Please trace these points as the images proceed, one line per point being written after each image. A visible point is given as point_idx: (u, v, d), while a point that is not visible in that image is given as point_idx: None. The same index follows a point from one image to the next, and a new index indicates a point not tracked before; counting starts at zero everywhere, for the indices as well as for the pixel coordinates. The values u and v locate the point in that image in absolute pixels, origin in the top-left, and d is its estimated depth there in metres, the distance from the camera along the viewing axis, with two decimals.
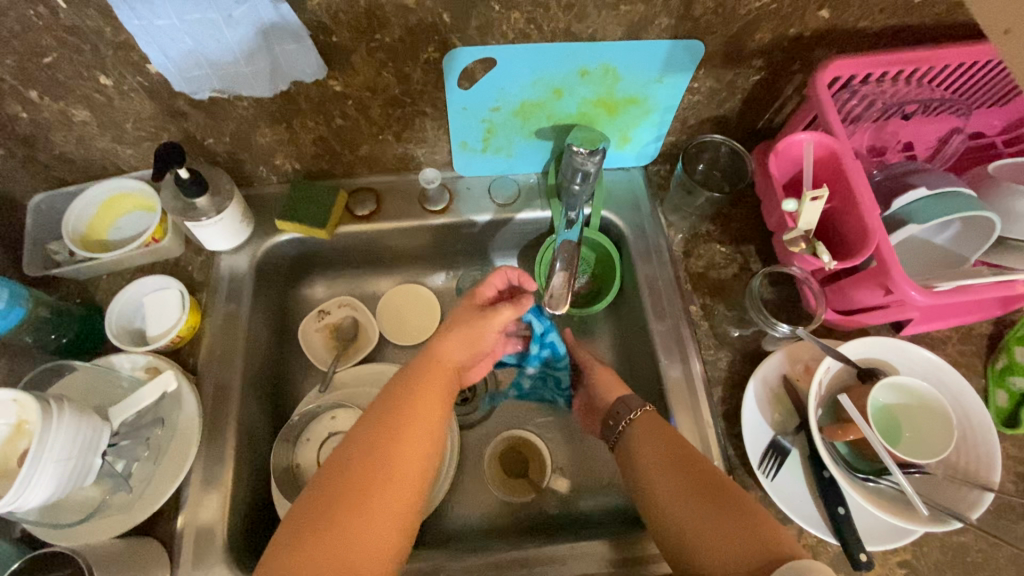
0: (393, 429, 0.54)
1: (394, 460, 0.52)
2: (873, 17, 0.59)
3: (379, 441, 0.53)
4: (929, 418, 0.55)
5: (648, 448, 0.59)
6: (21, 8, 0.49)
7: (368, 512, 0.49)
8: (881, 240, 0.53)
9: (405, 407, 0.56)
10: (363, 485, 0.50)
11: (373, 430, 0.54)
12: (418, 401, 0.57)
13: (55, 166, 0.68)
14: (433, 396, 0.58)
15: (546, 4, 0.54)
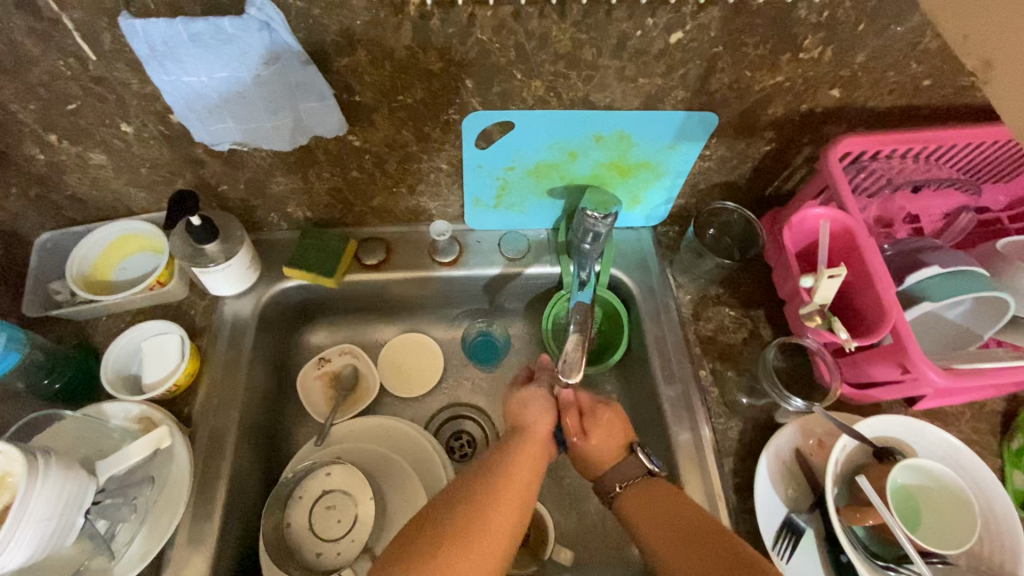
0: (498, 479, 0.55)
1: (495, 510, 0.52)
2: (881, 96, 0.61)
3: (479, 503, 0.53)
4: (952, 503, 0.53)
5: (646, 515, 0.56)
6: (51, 59, 0.49)
7: (466, 550, 0.49)
8: (898, 319, 0.52)
9: (511, 464, 0.57)
10: (455, 544, 0.49)
11: (478, 492, 0.54)
12: (520, 457, 0.58)
13: (65, 206, 0.68)
14: (526, 461, 0.58)
15: (567, 74, 0.56)
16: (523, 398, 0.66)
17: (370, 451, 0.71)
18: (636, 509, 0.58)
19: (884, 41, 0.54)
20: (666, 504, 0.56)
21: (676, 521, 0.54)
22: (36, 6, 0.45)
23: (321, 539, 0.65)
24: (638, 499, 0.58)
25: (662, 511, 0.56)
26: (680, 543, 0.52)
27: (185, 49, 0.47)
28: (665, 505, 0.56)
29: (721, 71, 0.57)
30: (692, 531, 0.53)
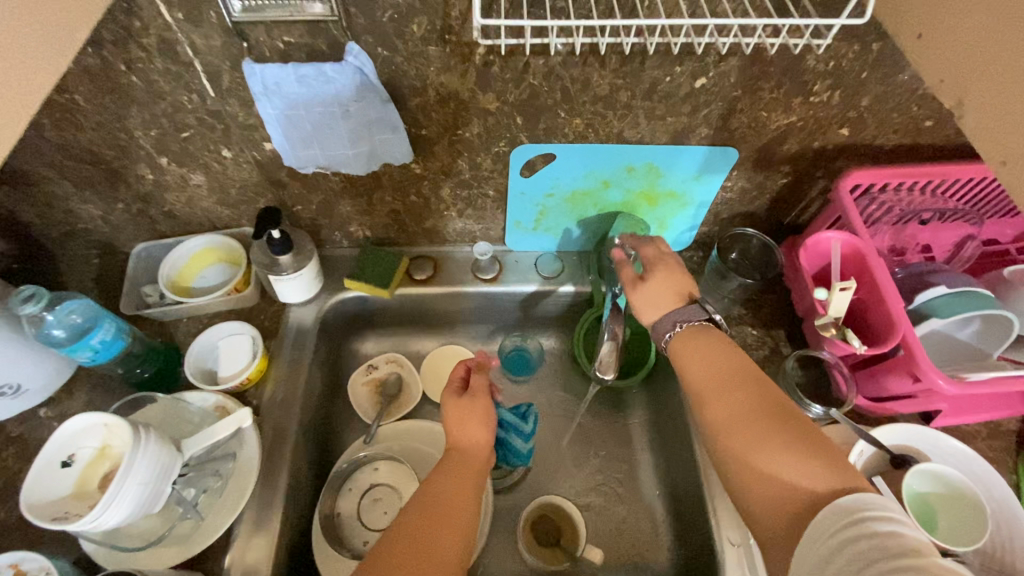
0: (430, 501, 0.54)
1: (441, 532, 0.51)
2: (888, 136, 0.68)
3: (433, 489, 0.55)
4: (964, 504, 0.57)
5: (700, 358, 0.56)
6: (178, 95, 0.60)
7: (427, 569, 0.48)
8: (907, 331, 0.57)
9: (437, 485, 0.56)
10: (416, 519, 0.52)
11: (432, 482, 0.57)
12: (442, 477, 0.57)
13: (160, 220, 0.78)
14: (457, 476, 0.57)
15: (605, 114, 0.64)
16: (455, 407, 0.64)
17: (412, 449, 0.77)
18: (691, 360, 0.56)
19: (887, 88, 0.62)
20: (710, 357, 0.55)
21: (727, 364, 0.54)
22: (176, 53, 0.55)
23: (369, 529, 0.71)
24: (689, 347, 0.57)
25: (707, 347, 0.56)
26: (724, 383, 0.53)
27: (291, 87, 0.57)
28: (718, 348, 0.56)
29: (741, 111, 0.65)
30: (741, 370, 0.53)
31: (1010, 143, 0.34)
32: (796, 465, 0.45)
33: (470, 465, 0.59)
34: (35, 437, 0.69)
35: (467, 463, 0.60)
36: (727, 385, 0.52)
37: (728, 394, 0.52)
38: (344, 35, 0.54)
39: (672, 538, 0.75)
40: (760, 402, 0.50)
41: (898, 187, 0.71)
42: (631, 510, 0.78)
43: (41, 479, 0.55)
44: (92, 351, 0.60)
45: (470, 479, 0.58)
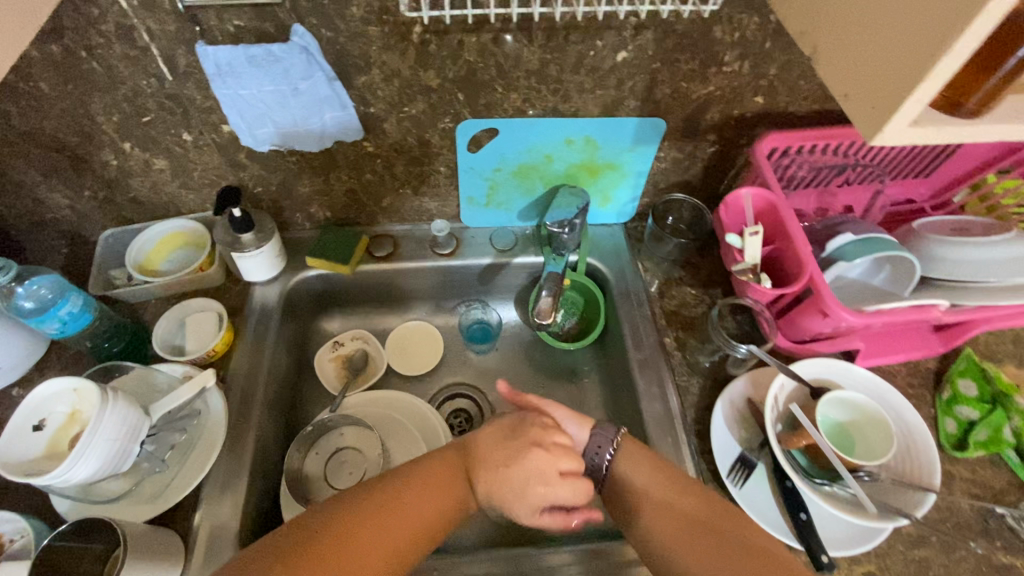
0: (386, 512, 0.57)
1: (372, 537, 0.55)
2: (799, 102, 0.74)
3: (378, 507, 0.57)
4: (866, 419, 0.64)
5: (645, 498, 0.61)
6: (137, 80, 0.64)
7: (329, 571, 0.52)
8: (814, 270, 0.64)
9: (404, 496, 0.58)
10: (347, 534, 0.54)
11: (381, 494, 0.58)
12: (418, 489, 0.59)
13: (126, 207, 0.81)
14: (434, 485, 0.60)
15: (539, 88, 0.70)
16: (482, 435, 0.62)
17: (378, 415, 0.82)
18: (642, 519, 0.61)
19: (789, 56, 0.68)
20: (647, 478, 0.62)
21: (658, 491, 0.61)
22: (133, 38, 0.60)
23: (334, 488, 0.74)
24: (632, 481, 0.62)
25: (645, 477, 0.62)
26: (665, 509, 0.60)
27: (244, 67, 0.62)
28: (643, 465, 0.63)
29: (662, 82, 0.71)
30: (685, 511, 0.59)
31: (848, 76, 0.41)
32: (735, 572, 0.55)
33: (445, 483, 0.60)
34: (7, 414, 0.71)
35: (451, 478, 0.61)
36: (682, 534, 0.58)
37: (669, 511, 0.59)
38: (290, 18, 0.59)
39: None
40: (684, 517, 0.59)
41: (812, 149, 0.78)
42: None
43: (13, 443, 0.59)
44: (60, 322, 0.63)
45: (444, 501, 0.59)
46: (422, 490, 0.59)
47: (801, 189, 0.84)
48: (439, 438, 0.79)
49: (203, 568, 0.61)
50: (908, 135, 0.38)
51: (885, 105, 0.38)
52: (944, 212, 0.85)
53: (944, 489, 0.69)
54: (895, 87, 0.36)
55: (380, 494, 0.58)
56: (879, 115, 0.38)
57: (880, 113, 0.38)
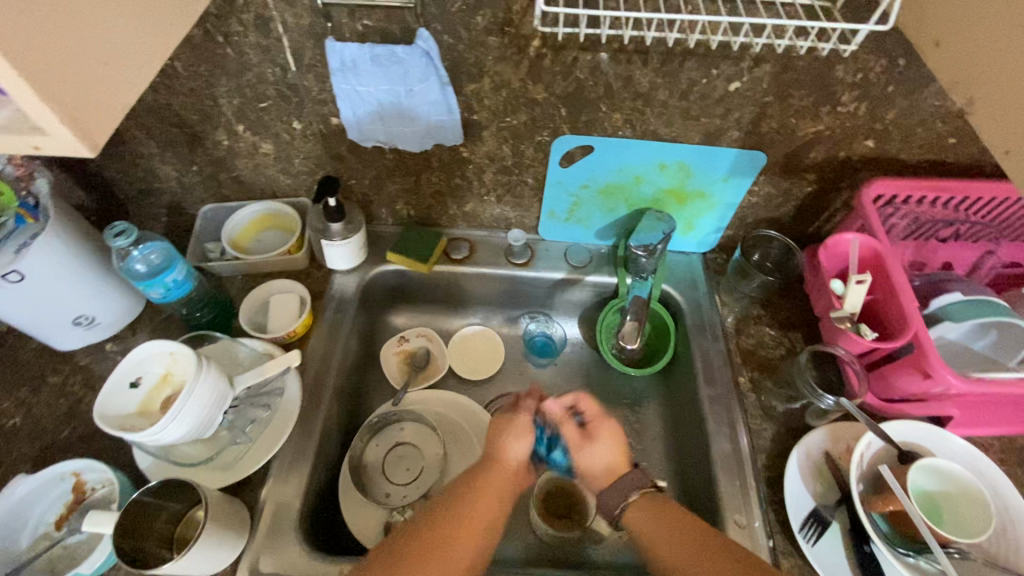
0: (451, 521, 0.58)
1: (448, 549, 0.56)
2: (913, 150, 0.71)
3: (432, 538, 0.56)
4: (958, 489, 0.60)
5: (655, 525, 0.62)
6: (263, 67, 0.67)
7: None
8: (919, 328, 0.60)
9: (460, 505, 0.60)
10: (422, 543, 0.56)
11: (425, 532, 0.57)
12: (471, 497, 0.61)
13: (227, 185, 0.85)
14: (489, 491, 0.63)
15: (643, 111, 0.70)
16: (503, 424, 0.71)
17: (439, 415, 0.82)
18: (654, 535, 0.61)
19: (912, 101, 0.66)
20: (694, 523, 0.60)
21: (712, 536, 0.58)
22: (268, 29, 0.63)
23: (391, 482, 0.75)
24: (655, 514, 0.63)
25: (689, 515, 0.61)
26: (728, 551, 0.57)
27: (366, 65, 0.64)
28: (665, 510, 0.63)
29: (771, 116, 0.69)
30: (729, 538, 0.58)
31: (1013, 131, 0.38)
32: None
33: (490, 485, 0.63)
34: (100, 367, 0.75)
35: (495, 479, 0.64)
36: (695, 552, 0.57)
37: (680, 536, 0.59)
38: (416, 22, 0.61)
39: None
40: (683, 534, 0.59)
41: (920, 200, 0.74)
42: None
43: (112, 397, 0.61)
44: (165, 288, 0.66)
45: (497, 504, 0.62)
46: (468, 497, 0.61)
47: (900, 240, 0.80)
48: None
49: (265, 542, 0.62)
50: None
51: None
52: None
53: None
54: None
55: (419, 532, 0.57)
56: None
57: None
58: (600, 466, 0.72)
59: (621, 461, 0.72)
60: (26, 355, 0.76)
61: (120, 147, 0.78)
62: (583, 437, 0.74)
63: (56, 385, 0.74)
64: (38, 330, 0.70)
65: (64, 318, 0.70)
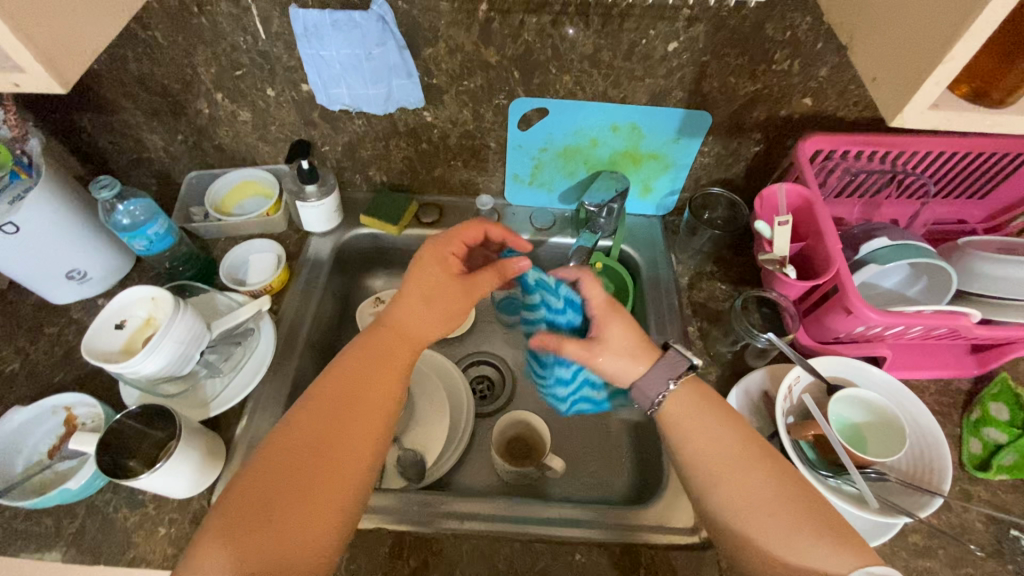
0: (354, 397, 0.60)
1: (353, 425, 0.58)
2: (849, 107, 0.75)
3: (335, 411, 0.59)
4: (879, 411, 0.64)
5: (699, 425, 0.60)
6: (236, 36, 0.73)
7: (329, 465, 0.56)
8: (841, 266, 0.65)
9: (364, 380, 0.61)
10: (324, 423, 0.58)
11: (317, 420, 0.58)
12: (382, 370, 0.62)
13: (211, 154, 0.91)
14: (395, 365, 0.63)
15: (590, 72, 0.74)
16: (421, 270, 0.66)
17: (409, 365, 0.86)
18: (689, 433, 0.60)
19: (841, 58, 0.69)
20: (717, 424, 0.60)
21: (728, 445, 0.58)
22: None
23: None
24: (686, 407, 0.61)
25: (710, 420, 0.60)
26: (735, 462, 0.57)
27: (328, 31, 0.69)
28: (703, 404, 0.62)
29: (711, 76, 0.73)
30: (745, 447, 0.58)
31: (876, 60, 0.42)
32: (817, 555, 0.52)
33: (394, 353, 0.64)
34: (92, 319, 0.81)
35: (399, 345, 0.64)
36: (738, 464, 0.57)
37: (726, 458, 0.58)
38: None
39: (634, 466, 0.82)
40: (737, 450, 0.58)
41: (859, 156, 0.78)
42: (598, 440, 0.86)
43: (99, 335, 0.67)
44: (147, 240, 0.72)
45: (399, 372, 0.63)
46: (366, 375, 0.62)
47: (846, 197, 0.84)
48: (460, 394, 0.85)
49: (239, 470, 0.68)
50: (927, 119, 0.40)
51: (902, 87, 0.39)
52: (996, 233, 0.83)
53: (959, 506, 0.67)
54: (914, 68, 0.38)
55: (311, 421, 0.58)
56: (896, 99, 0.40)
57: (898, 97, 0.39)
58: (632, 372, 0.64)
59: (648, 357, 0.64)
60: (25, 310, 0.82)
61: (110, 117, 0.84)
62: (590, 347, 0.65)
63: (52, 335, 0.80)
64: (34, 282, 0.76)
65: (58, 272, 0.76)
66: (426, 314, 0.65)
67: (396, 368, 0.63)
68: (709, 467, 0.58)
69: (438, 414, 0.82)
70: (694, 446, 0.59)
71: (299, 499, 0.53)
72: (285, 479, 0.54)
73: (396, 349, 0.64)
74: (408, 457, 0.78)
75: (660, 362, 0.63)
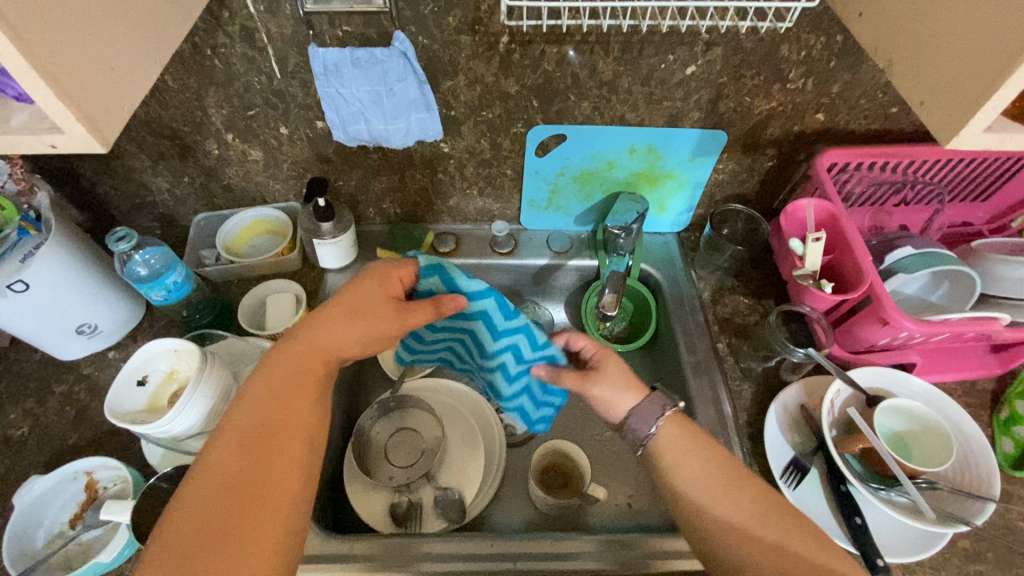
0: (271, 428, 0.54)
1: (277, 456, 0.53)
2: (860, 120, 0.77)
3: (248, 444, 0.53)
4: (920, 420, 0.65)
5: (686, 448, 0.60)
6: (250, 76, 0.71)
7: (254, 506, 0.50)
8: (874, 279, 0.66)
9: (279, 407, 0.56)
10: (244, 460, 0.52)
11: (233, 461, 0.52)
12: (292, 396, 0.57)
13: (218, 195, 0.88)
14: (306, 387, 0.58)
15: (608, 98, 0.75)
16: (322, 317, 0.61)
17: (441, 401, 0.85)
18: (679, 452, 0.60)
19: (853, 75, 0.71)
20: (699, 455, 0.59)
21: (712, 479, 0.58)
22: (254, 40, 0.67)
23: (393, 465, 0.78)
24: (675, 441, 0.60)
25: (699, 449, 0.60)
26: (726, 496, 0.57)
27: (348, 68, 0.68)
28: (690, 439, 0.60)
29: (727, 97, 0.74)
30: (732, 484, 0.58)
31: (924, 86, 0.44)
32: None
33: (304, 377, 0.58)
34: (103, 375, 0.78)
35: (309, 362, 0.59)
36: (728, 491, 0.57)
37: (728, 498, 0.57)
38: (393, 25, 0.65)
39: None
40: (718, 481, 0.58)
41: (872, 166, 0.80)
42: (633, 463, 0.85)
43: (120, 394, 0.64)
44: (165, 290, 0.69)
45: (313, 392, 0.58)
46: (275, 403, 0.56)
47: (858, 206, 0.86)
48: (492, 426, 0.83)
49: None
50: (981, 142, 0.41)
51: (960, 111, 0.41)
52: (1003, 235, 0.86)
53: (1002, 507, 0.68)
54: (972, 96, 0.40)
55: (228, 456, 0.52)
56: (955, 120, 0.41)
57: (957, 118, 0.41)
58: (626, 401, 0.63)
59: (636, 392, 0.63)
60: (30, 368, 0.78)
61: (113, 163, 0.81)
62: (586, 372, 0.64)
63: (63, 394, 0.76)
64: (43, 341, 0.72)
65: (68, 328, 0.73)
66: (332, 333, 0.60)
67: (311, 389, 0.58)
68: (701, 505, 0.57)
69: (472, 447, 0.81)
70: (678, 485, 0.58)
71: (231, 538, 0.48)
72: (204, 522, 0.48)
73: (301, 372, 0.58)
74: (446, 496, 0.76)
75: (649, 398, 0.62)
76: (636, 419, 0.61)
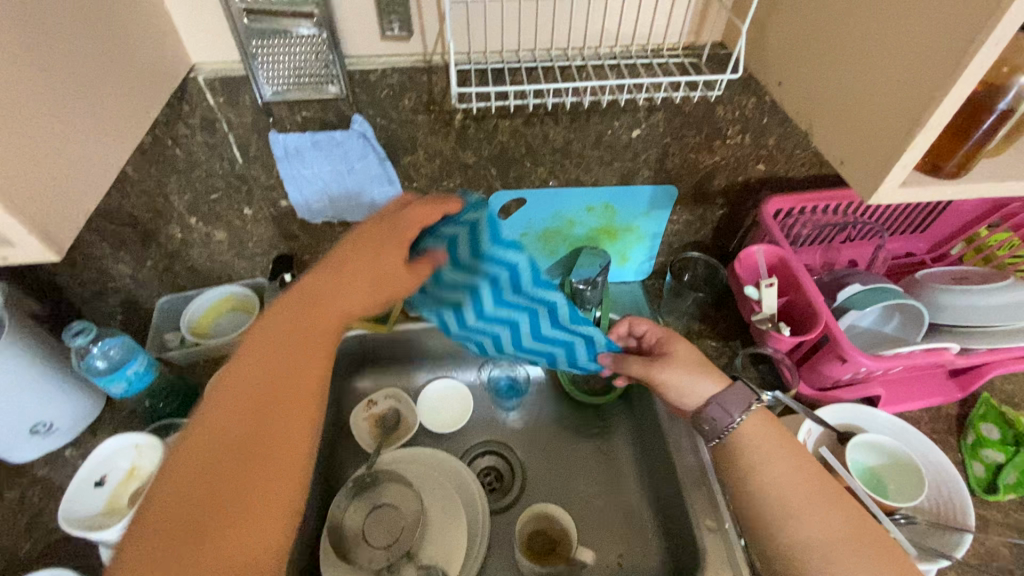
0: (273, 392, 0.47)
1: (281, 420, 0.46)
2: (798, 168, 0.82)
3: (244, 395, 0.46)
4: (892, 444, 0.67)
5: (766, 444, 0.59)
6: (212, 163, 0.72)
7: (251, 475, 0.44)
8: (829, 319, 0.68)
9: (280, 351, 0.48)
10: (243, 402, 0.46)
11: (234, 420, 0.46)
12: (296, 375, 0.48)
13: (183, 275, 0.88)
14: (317, 352, 0.49)
15: (563, 162, 0.78)
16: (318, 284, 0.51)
17: (415, 470, 0.83)
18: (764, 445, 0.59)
19: (786, 129, 0.76)
20: (792, 456, 0.58)
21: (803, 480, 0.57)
22: (214, 129, 0.69)
23: (372, 546, 0.75)
24: (760, 438, 0.60)
25: (780, 449, 0.59)
26: (813, 499, 0.55)
27: (308, 151, 0.71)
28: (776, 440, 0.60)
29: (673, 155, 0.79)
30: (824, 483, 0.56)
31: (841, 147, 0.48)
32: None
33: (310, 349, 0.49)
34: (60, 474, 0.74)
35: (325, 321, 0.50)
36: (814, 499, 0.55)
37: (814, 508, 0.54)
38: (350, 109, 0.68)
39: (660, 540, 0.81)
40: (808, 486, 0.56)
41: (815, 210, 0.85)
42: (620, 518, 0.84)
43: (76, 497, 0.61)
44: (127, 381, 0.68)
45: (312, 385, 0.49)
46: (274, 347, 0.48)
47: (807, 245, 0.91)
48: (473, 492, 0.81)
49: None
50: (899, 195, 0.45)
51: (875, 171, 0.45)
52: (944, 264, 0.91)
53: (982, 534, 0.69)
54: (883, 157, 0.44)
55: (229, 412, 0.46)
56: (872, 178, 0.45)
57: (874, 176, 0.45)
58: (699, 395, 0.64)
59: (719, 380, 0.65)
60: None
61: (73, 252, 0.81)
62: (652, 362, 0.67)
63: (14, 499, 0.71)
64: None
65: (20, 428, 0.69)
66: (343, 290, 0.50)
67: (325, 349, 0.50)
68: (783, 501, 0.55)
69: (452, 517, 0.79)
70: (765, 483, 0.57)
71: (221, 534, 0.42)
72: (173, 540, 0.41)
73: (310, 326, 0.50)
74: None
75: (733, 390, 0.63)
76: (716, 410, 0.62)
